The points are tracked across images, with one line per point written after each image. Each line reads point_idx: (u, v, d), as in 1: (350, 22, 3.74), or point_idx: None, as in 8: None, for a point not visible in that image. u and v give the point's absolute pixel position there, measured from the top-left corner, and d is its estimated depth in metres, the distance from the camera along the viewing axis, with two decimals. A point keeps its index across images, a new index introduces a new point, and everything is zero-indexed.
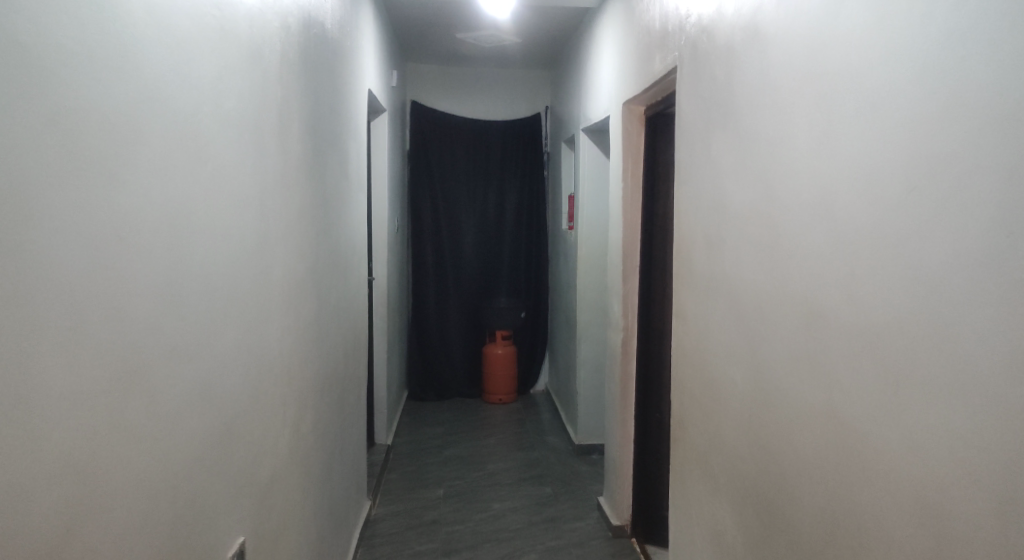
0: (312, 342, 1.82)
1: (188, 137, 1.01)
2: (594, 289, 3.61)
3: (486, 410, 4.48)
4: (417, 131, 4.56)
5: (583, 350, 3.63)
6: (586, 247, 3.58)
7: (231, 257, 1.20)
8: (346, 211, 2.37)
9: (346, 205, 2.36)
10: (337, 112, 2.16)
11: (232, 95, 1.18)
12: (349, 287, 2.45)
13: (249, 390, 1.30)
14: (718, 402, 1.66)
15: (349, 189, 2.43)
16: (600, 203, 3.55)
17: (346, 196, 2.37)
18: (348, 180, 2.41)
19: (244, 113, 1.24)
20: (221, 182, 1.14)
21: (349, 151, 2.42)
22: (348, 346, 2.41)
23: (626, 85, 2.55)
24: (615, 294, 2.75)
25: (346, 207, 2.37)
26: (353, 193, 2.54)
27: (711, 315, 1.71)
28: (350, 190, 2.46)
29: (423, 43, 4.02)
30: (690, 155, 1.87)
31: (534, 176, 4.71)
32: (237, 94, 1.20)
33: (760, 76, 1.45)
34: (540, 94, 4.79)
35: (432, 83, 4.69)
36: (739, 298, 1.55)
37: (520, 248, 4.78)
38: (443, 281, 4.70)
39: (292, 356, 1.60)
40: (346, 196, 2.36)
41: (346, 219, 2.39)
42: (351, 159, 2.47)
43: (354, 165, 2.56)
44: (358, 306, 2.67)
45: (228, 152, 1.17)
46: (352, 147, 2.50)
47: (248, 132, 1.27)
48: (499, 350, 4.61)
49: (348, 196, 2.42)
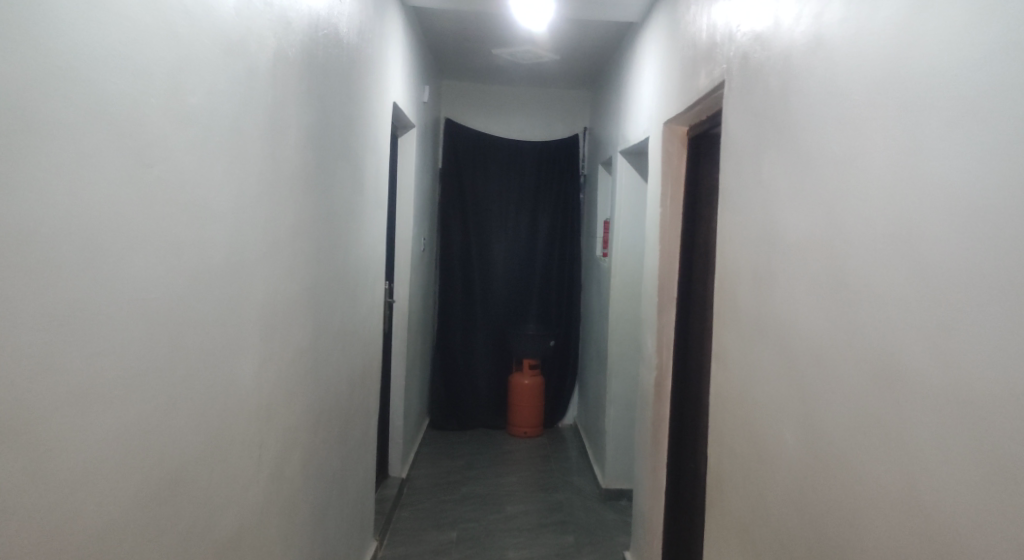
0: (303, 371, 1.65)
1: (117, 131, 0.84)
2: (627, 322, 3.37)
3: (510, 444, 4.25)
4: (450, 151, 4.44)
5: (613, 387, 3.38)
6: (620, 276, 3.36)
7: (185, 278, 1.03)
8: (358, 230, 2.22)
9: (358, 224, 2.21)
10: (350, 124, 2.01)
11: (193, 90, 1.02)
12: (360, 312, 2.29)
13: (206, 432, 1.12)
14: (763, 466, 1.42)
15: (364, 207, 2.28)
16: (636, 230, 3.33)
17: (359, 214, 2.21)
18: (363, 197, 2.26)
19: (210, 113, 1.08)
20: (172, 188, 0.98)
21: (365, 167, 2.27)
22: (355, 375, 2.25)
23: (668, 103, 2.34)
24: (649, 329, 2.51)
25: (359, 225, 2.22)
26: (370, 211, 2.38)
27: (757, 361, 1.47)
28: (366, 208, 2.30)
29: (458, 60, 3.89)
30: (737, 178, 1.65)
31: (569, 199, 4.52)
32: (201, 89, 1.04)
33: (823, 87, 1.23)
34: (578, 115, 4.61)
35: (466, 101, 4.56)
36: (792, 346, 1.31)
37: (552, 274, 4.58)
38: (470, 306, 4.52)
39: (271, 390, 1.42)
40: (358, 214, 2.20)
41: (359, 238, 2.23)
42: (368, 175, 2.32)
43: (371, 182, 2.41)
44: (371, 331, 2.50)
45: (186, 158, 1.01)
46: (370, 163, 2.35)
47: (216, 136, 1.11)
48: (526, 380, 4.39)
49: (362, 213, 2.26)
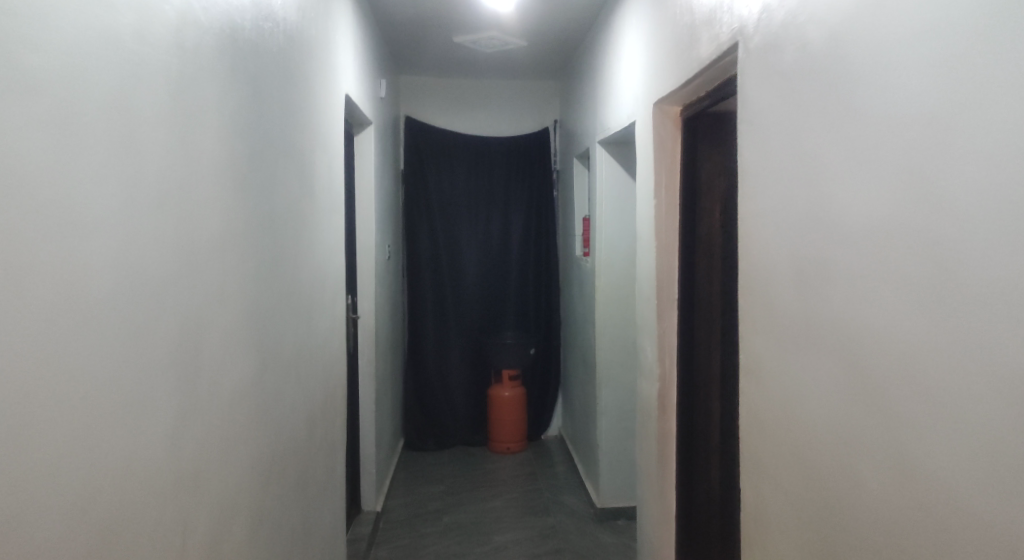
0: (241, 418, 1.33)
1: None
2: (615, 327, 3.13)
3: (492, 463, 3.96)
4: (412, 151, 4.13)
5: (605, 397, 3.13)
6: (606, 278, 3.11)
7: (27, 319, 0.70)
8: (310, 240, 1.90)
9: (309, 233, 1.88)
10: (290, 113, 1.69)
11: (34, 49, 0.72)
12: (317, 335, 1.97)
13: (87, 533, 0.80)
14: (832, 509, 1.16)
15: (315, 212, 1.96)
16: (620, 227, 3.08)
17: (310, 220, 1.89)
18: (313, 200, 1.93)
19: (64, 76, 0.77)
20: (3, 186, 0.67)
21: (314, 165, 1.95)
22: (315, 409, 1.93)
23: (658, 81, 2.09)
24: (647, 335, 2.26)
25: (310, 234, 1.90)
26: (323, 218, 2.06)
27: (815, 375, 1.20)
28: (318, 214, 1.98)
29: (417, 50, 3.59)
30: (762, 157, 1.39)
31: (543, 197, 4.26)
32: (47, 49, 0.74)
33: (887, 31, 0.99)
34: (548, 108, 4.35)
35: (427, 96, 4.25)
36: (868, 361, 1.04)
37: (528, 277, 4.30)
38: (443, 317, 4.22)
39: (190, 450, 1.10)
40: (309, 222, 1.88)
41: (311, 249, 1.91)
42: (318, 176, 1.99)
43: (324, 184, 2.09)
44: (332, 354, 2.19)
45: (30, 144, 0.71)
46: (319, 162, 2.02)
47: (75, 111, 0.79)
48: (507, 393, 4.11)
49: (314, 220, 1.94)
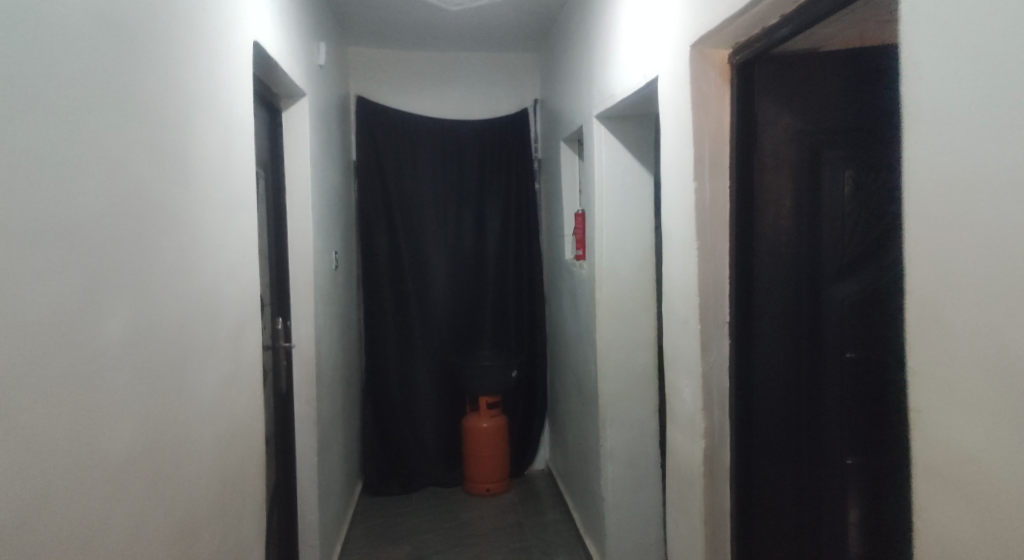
0: None
1: None
2: (620, 348, 2.51)
3: (470, 510, 3.31)
4: (366, 139, 3.46)
5: (610, 440, 2.50)
6: (608, 289, 2.50)
7: None
8: (173, 253, 1.22)
9: (170, 242, 1.21)
10: (110, 41, 1.00)
11: None
12: (196, 394, 1.30)
13: None
14: None
15: (186, 210, 1.28)
16: (625, 224, 2.49)
17: (172, 222, 1.21)
18: (180, 191, 1.25)
19: None
20: None
21: (182, 135, 1.26)
22: (194, 510, 1.26)
23: (700, 12, 1.47)
24: (684, 370, 1.64)
25: (173, 244, 1.22)
26: (206, 217, 1.38)
27: None
28: (192, 213, 1.30)
29: (366, 8, 2.92)
30: (955, 86, 0.78)
31: (523, 191, 3.63)
32: None
33: None
34: (526, 86, 3.70)
35: (383, 71, 3.56)
36: None
37: (507, 285, 3.66)
38: (407, 336, 3.55)
39: None
40: (169, 226, 1.20)
41: (178, 266, 1.24)
42: (191, 154, 1.31)
43: (209, 169, 1.40)
44: (235, 414, 1.51)
45: None
46: (196, 134, 1.34)
47: None
48: (485, 424, 3.48)
49: (181, 221, 1.26)
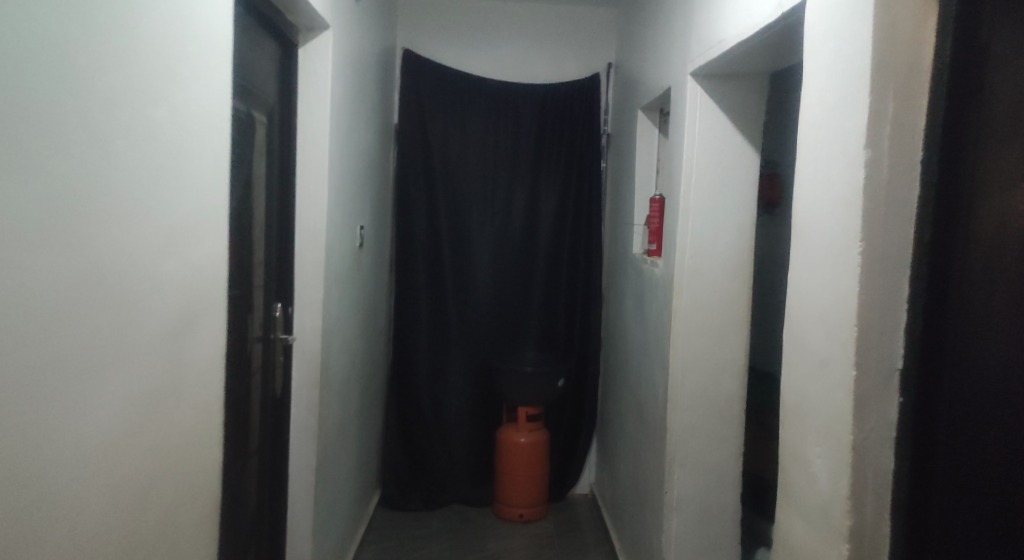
0: None
1: None
2: (698, 372, 1.99)
3: (498, 538, 2.87)
4: (410, 99, 3.01)
5: (677, 488, 2.01)
6: (689, 297, 1.98)
7: None
8: (26, 213, 0.76)
9: (15, 194, 0.75)
10: None
11: None
12: (68, 434, 0.85)
13: None
14: None
15: (64, 145, 0.82)
16: (716, 215, 1.96)
17: (18, 161, 0.75)
18: (46, 116, 0.79)
19: None
20: None
21: (58, 26, 0.80)
22: None
23: None
24: (817, 432, 1.12)
25: (24, 197, 0.76)
26: (113, 161, 0.92)
27: None
28: (78, 152, 0.85)
29: None
30: None
31: (586, 172, 3.12)
32: None
33: None
34: (599, 48, 3.17)
35: (435, 21, 3.09)
36: None
37: (560, 278, 3.16)
38: (441, 329, 3.10)
39: None
40: (11, 167, 0.74)
41: (39, 233, 0.78)
42: (81, 59, 0.85)
43: (129, 91, 0.95)
44: (168, 445, 1.09)
45: None
46: (96, 34, 0.88)
47: None
48: (523, 439, 3.01)
49: (47, 163, 0.79)
